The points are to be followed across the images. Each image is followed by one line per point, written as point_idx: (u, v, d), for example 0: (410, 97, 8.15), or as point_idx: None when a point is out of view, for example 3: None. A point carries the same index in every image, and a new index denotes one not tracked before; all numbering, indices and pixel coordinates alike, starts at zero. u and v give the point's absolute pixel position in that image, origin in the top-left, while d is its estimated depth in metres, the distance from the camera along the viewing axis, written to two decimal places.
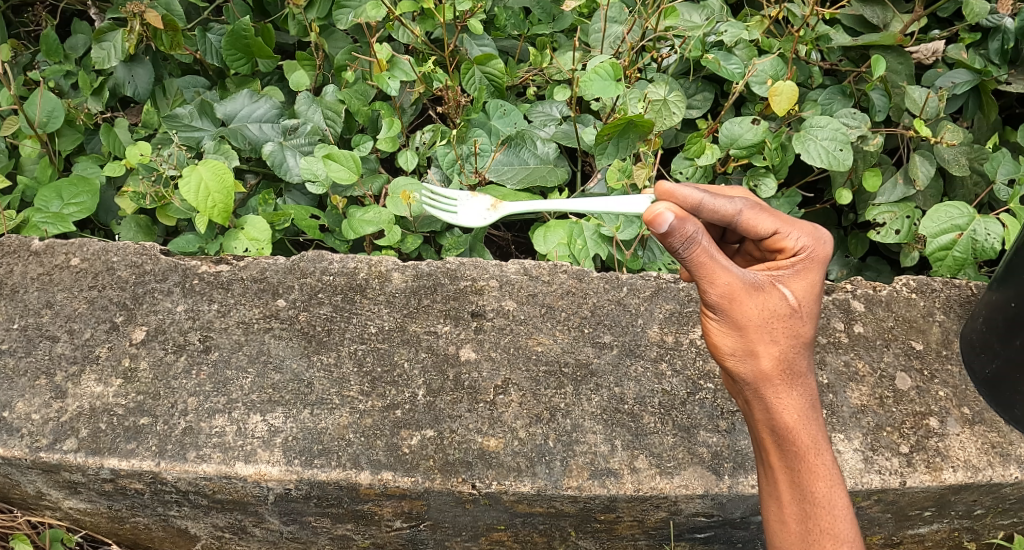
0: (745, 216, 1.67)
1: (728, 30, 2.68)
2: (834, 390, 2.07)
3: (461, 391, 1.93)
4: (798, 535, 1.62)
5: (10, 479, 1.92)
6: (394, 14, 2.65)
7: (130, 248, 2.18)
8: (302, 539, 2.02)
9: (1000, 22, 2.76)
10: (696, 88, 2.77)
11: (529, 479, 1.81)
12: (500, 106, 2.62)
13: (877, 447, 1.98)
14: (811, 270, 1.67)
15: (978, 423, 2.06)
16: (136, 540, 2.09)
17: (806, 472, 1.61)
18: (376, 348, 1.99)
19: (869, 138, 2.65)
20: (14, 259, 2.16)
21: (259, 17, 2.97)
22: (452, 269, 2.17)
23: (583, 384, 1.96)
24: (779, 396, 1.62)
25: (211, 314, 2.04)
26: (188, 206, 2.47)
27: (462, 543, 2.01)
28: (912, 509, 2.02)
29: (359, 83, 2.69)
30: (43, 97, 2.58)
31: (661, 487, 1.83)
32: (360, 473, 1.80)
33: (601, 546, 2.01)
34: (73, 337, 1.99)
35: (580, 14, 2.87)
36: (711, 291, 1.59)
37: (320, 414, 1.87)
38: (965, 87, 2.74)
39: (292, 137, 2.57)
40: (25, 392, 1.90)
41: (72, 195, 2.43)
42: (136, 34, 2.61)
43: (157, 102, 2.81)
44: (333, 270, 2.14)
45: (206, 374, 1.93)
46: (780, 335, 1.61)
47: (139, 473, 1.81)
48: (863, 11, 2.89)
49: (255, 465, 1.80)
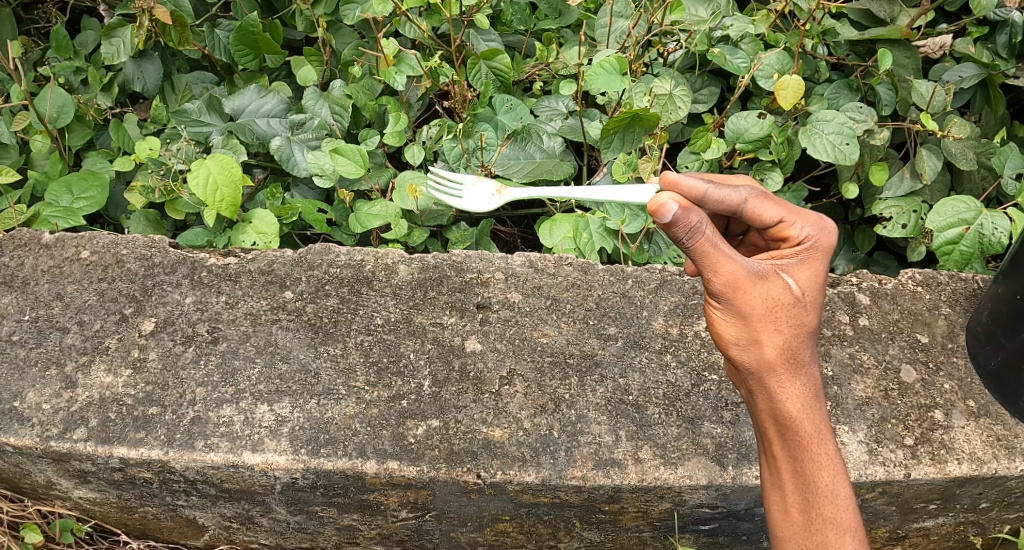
0: (751, 205, 1.69)
1: (734, 24, 2.65)
2: (838, 382, 2.07)
3: (466, 381, 1.94)
4: (801, 525, 1.62)
5: (21, 469, 1.94)
6: (400, 9, 2.59)
7: (141, 240, 2.20)
8: (309, 530, 2.04)
9: (1008, 16, 2.78)
10: (702, 83, 2.78)
11: (534, 469, 1.82)
12: (506, 101, 2.65)
13: (882, 438, 1.99)
14: (815, 259, 1.67)
15: (984, 416, 2.06)
16: (145, 530, 2.11)
17: (809, 461, 1.62)
18: (382, 339, 2.01)
19: (876, 132, 2.62)
20: (25, 252, 2.19)
21: (265, 13, 2.96)
22: (458, 261, 2.18)
23: (588, 376, 1.97)
24: (783, 385, 1.63)
25: (219, 306, 2.06)
26: (196, 200, 2.48)
27: (468, 535, 2.02)
28: (918, 502, 2.02)
29: (366, 78, 2.69)
30: (54, 92, 2.60)
31: (664, 478, 1.84)
32: (367, 463, 1.81)
33: (605, 538, 2.02)
34: (83, 329, 2.01)
35: (586, 9, 2.90)
36: (715, 280, 1.59)
37: (327, 404, 1.89)
38: (972, 81, 2.73)
39: (299, 132, 2.58)
40: (37, 382, 1.92)
41: (82, 189, 2.44)
42: (145, 30, 2.64)
43: (166, 98, 2.84)
44: (340, 263, 2.16)
45: (214, 364, 1.95)
46: (784, 323, 1.62)
47: (148, 462, 1.83)
48: (869, 6, 2.86)
49: (262, 454, 1.82)
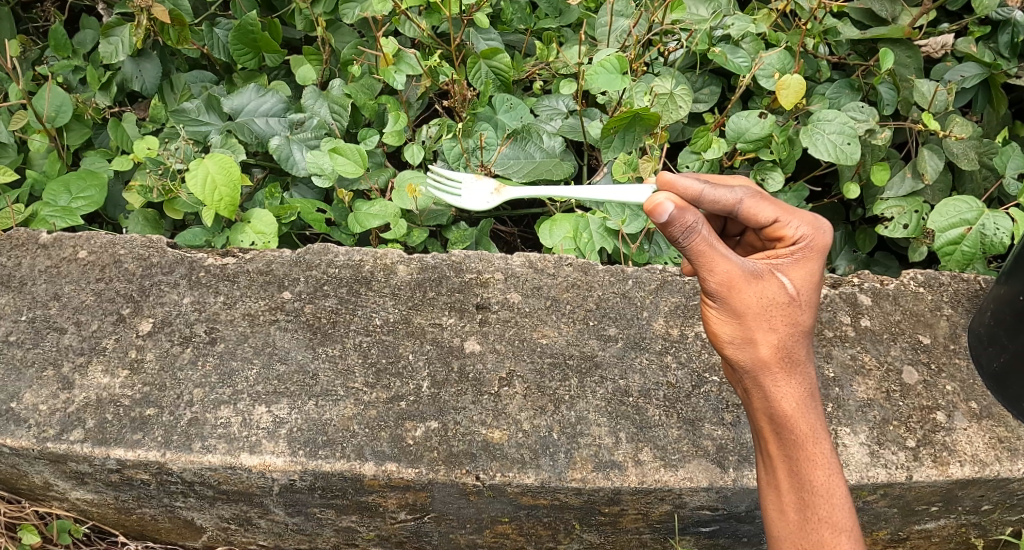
0: (746, 205, 1.69)
1: (735, 23, 2.65)
2: (840, 384, 2.06)
3: (465, 383, 1.93)
4: (797, 525, 1.61)
5: (18, 470, 1.93)
6: (399, 7, 2.58)
7: (138, 240, 2.19)
8: (307, 531, 2.03)
9: (1010, 15, 2.77)
10: (703, 82, 2.77)
11: (534, 471, 1.81)
12: (506, 101, 2.64)
13: (884, 440, 1.98)
14: (811, 259, 1.66)
15: (986, 418, 2.04)
16: (144, 531, 2.10)
17: (804, 460, 1.60)
18: (381, 340, 1.99)
19: (878, 132, 2.61)
20: (22, 251, 2.17)
21: (264, 12, 2.95)
22: (458, 262, 2.17)
23: (588, 377, 1.96)
24: (778, 385, 1.61)
25: (217, 306, 2.05)
26: (195, 200, 2.47)
27: (467, 536, 2.01)
28: (920, 504, 2.00)
29: (365, 77, 2.67)
30: (52, 91, 2.59)
31: (664, 480, 1.83)
32: (365, 465, 1.80)
33: (606, 540, 2.01)
34: (80, 329, 2.00)
35: (587, 8, 2.88)
36: (710, 279, 1.58)
37: (326, 406, 1.88)
38: (975, 81, 2.71)
39: (298, 132, 2.57)
40: (33, 383, 1.91)
41: (80, 189, 2.42)
42: (144, 28, 2.63)
43: (165, 97, 2.83)
44: (339, 263, 2.14)
45: (211, 365, 1.94)
46: (779, 322, 1.60)
47: (145, 463, 1.81)
48: (871, 5, 2.84)
49: (259, 456, 1.81)
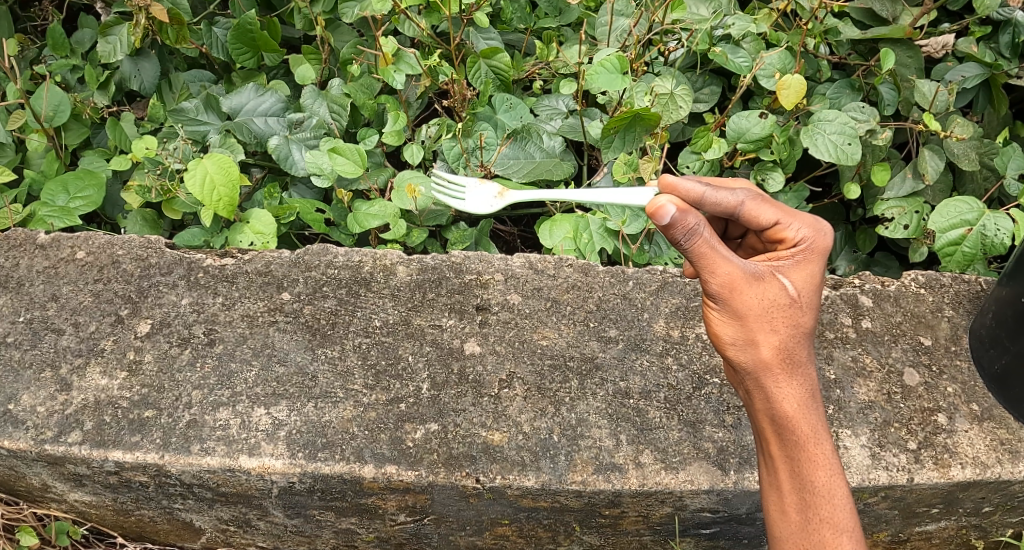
0: (747, 207, 1.68)
1: (735, 23, 2.64)
2: (841, 386, 2.05)
3: (466, 384, 1.93)
4: (798, 525, 1.60)
5: (16, 472, 1.92)
6: (398, 7, 2.57)
7: (136, 240, 2.17)
8: (306, 533, 2.02)
9: (1011, 16, 2.75)
10: (703, 82, 2.76)
11: (534, 473, 1.80)
12: (506, 100, 2.63)
13: (885, 443, 1.97)
14: (811, 261, 1.66)
15: (987, 419, 2.04)
16: (142, 532, 2.09)
17: (805, 461, 1.60)
18: (381, 341, 1.99)
19: (879, 132, 2.60)
20: (20, 252, 2.16)
21: (263, 10, 2.94)
22: (457, 263, 2.16)
23: (589, 379, 1.95)
24: (779, 385, 1.61)
25: (216, 307, 2.04)
26: (194, 200, 2.46)
27: (467, 538, 2.00)
28: (921, 506, 2.00)
29: (365, 76, 2.66)
30: (49, 90, 2.58)
31: (665, 482, 1.82)
32: (364, 467, 1.80)
33: (606, 542, 2.00)
34: (78, 330, 1.99)
35: (587, 7, 2.87)
36: (712, 281, 1.58)
37: (325, 408, 1.87)
38: (976, 81, 2.71)
39: (297, 131, 2.56)
40: (31, 385, 1.90)
41: (78, 189, 2.41)
42: (142, 28, 2.62)
43: (164, 97, 2.82)
44: (338, 263, 2.13)
45: (210, 366, 1.93)
46: (780, 323, 1.60)
47: (143, 465, 1.81)
48: (872, 4, 2.83)
49: (258, 458, 1.80)
